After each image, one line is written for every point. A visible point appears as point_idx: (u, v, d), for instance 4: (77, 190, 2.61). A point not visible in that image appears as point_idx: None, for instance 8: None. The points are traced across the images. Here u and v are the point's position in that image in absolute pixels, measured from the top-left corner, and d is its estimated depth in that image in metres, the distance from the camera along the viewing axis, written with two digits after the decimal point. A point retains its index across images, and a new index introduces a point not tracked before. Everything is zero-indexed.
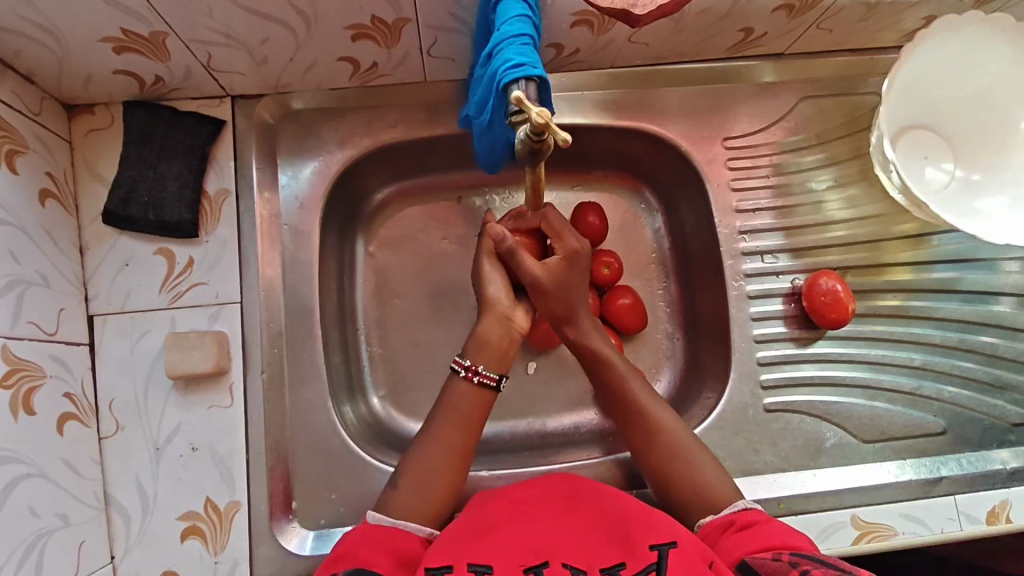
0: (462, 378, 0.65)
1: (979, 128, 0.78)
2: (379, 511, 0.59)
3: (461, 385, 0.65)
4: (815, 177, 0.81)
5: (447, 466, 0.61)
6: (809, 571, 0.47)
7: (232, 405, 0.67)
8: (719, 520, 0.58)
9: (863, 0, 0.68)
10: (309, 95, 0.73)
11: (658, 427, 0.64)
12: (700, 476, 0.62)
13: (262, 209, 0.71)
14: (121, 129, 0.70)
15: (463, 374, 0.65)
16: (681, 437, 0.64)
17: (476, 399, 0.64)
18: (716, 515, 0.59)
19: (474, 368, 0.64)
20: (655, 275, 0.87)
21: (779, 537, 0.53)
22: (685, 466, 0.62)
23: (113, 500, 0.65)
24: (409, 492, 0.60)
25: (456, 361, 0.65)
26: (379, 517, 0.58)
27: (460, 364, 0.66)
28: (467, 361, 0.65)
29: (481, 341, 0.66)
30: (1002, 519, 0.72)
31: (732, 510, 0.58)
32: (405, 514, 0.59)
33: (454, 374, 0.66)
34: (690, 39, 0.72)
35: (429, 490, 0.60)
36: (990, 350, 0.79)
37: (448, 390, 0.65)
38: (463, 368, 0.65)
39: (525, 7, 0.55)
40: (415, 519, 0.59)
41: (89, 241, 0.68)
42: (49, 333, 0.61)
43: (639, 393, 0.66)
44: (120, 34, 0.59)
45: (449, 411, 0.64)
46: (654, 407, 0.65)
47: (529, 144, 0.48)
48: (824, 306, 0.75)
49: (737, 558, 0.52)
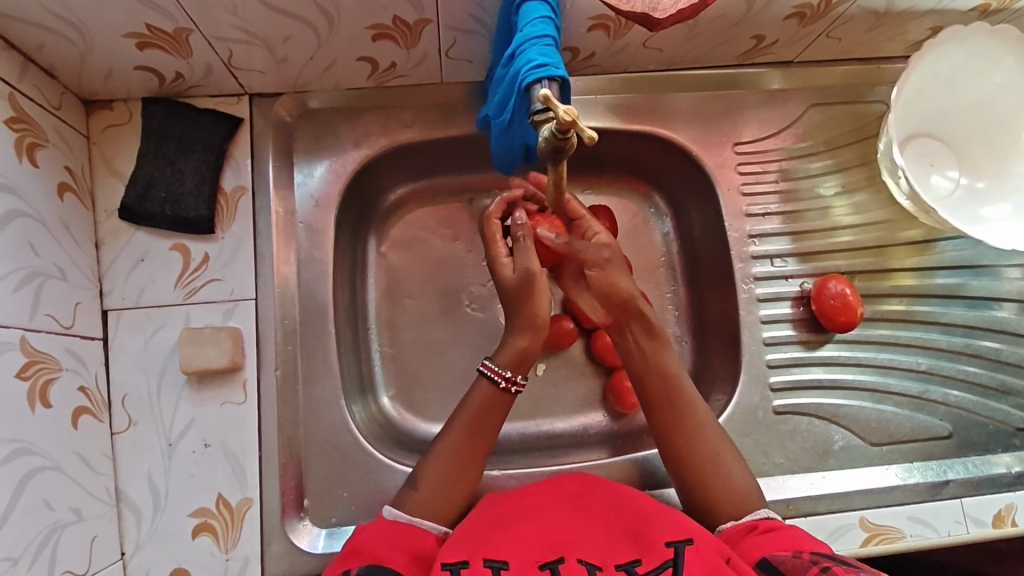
0: (499, 388, 0.64)
1: (982, 137, 0.80)
2: (397, 508, 0.59)
3: (490, 390, 0.64)
4: (823, 183, 0.82)
5: (467, 474, 0.61)
6: (829, 567, 0.48)
7: (246, 402, 0.67)
8: (739, 526, 0.58)
9: (872, 10, 0.70)
10: (326, 95, 0.74)
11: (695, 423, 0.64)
12: (725, 476, 0.62)
13: (278, 206, 0.72)
14: (139, 124, 0.70)
15: (502, 384, 0.64)
16: (714, 436, 0.64)
17: (500, 406, 0.64)
18: (739, 519, 0.59)
19: (514, 382, 0.64)
20: (663, 278, 0.88)
21: (803, 541, 0.54)
22: (712, 465, 0.62)
23: (124, 496, 0.64)
24: (430, 490, 0.60)
25: (499, 372, 0.63)
26: (396, 513, 0.58)
27: (499, 373, 0.64)
28: (507, 372, 0.64)
29: (518, 353, 0.65)
30: (1008, 522, 0.73)
31: (755, 516, 0.59)
32: (425, 513, 0.59)
33: (489, 381, 0.64)
34: (703, 46, 0.73)
35: (449, 490, 0.60)
36: (995, 355, 0.80)
37: (473, 390, 0.65)
38: (502, 379, 0.64)
39: (547, 9, 0.56)
40: (434, 516, 0.59)
41: (104, 236, 0.68)
42: (65, 326, 0.61)
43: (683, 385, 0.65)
44: (145, 31, 0.59)
45: (473, 413, 0.63)
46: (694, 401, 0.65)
47: (553, 142, 0.49)
48: (834, 309, 0.76)
49: (758, 557, 0.53)
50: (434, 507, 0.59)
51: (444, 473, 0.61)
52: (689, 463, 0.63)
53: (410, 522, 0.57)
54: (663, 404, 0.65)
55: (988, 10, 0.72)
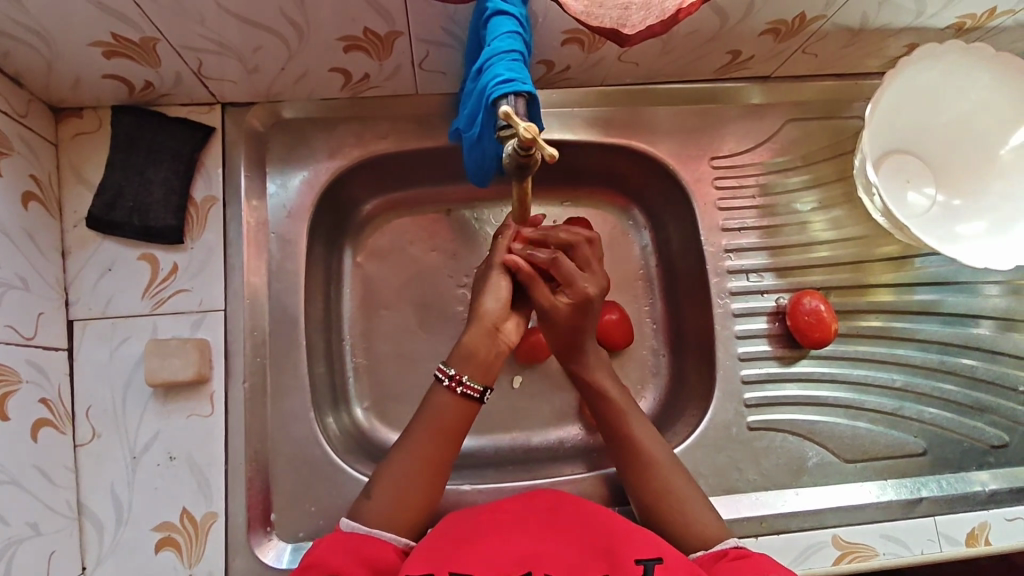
0: (445, 387, 0.63)
1: (958, 154, 0.80)
2: (354, 518, 0.58)
3: (443, 394, 0.63)
4: (800, 199, 0.82)
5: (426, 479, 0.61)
6: None
7: (213, 414, 0.66)
8: (712, 553, 0.58)
9: (847, 27, 0.70)
10: (300, 105, 0.73)
11: (647, 461, 0.65)
12: (660, 476, 0.64)
13: (250, 217, 0.71)
14: (108, 133, 0.69)
15: (446, 384, 0.63)
16: (666, 468, 0.64)
17: (454, 407, 0.63)
18: (710, 549, 0.59)
19: (458, 379, 0.63)
20: (641, 291, 0.87)
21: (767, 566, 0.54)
22: (650, 467, 0.64)
23: (86, 510, 0.63)
24: (383, 493, 0.59)
25: (440, 369, 0.63)
26: (354, 526, 0.57)
27: (443, 372, 0.63)
28: (451, 371, 0.63)
29: (465, 352, 0.64)
30: (981, 541, 0.73)
31: (726, 545, 0.59)
32: (384, 517, 0.58)
33: (438, 382, 0.64)
34: (680, 59, 0.73)
35: (408, 488, 0.60)
36: (970, 372, 0.80)
37: (430, 396, 0.64)
38: (447, 378, 0.63)
39: (516, 24, 0.56)
40: (391, 527, 0.58)
41: (71, 245, 0.67)
42: (27, 337, 0.60)
43: (636, 422, 0.67)
44: (111, 39, 0.59)
45: (429, 415, 0.62)
46: (646, 440, 0.66)
47: (516, 159, 0.48)
48: (808, 325, 0.76)
49: None
50: (391, 508, 0.59)
51: (399, 480, 0.60)
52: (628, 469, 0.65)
53: (366, 534, 0.57)
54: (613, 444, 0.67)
55: (963, 28, 0.72)
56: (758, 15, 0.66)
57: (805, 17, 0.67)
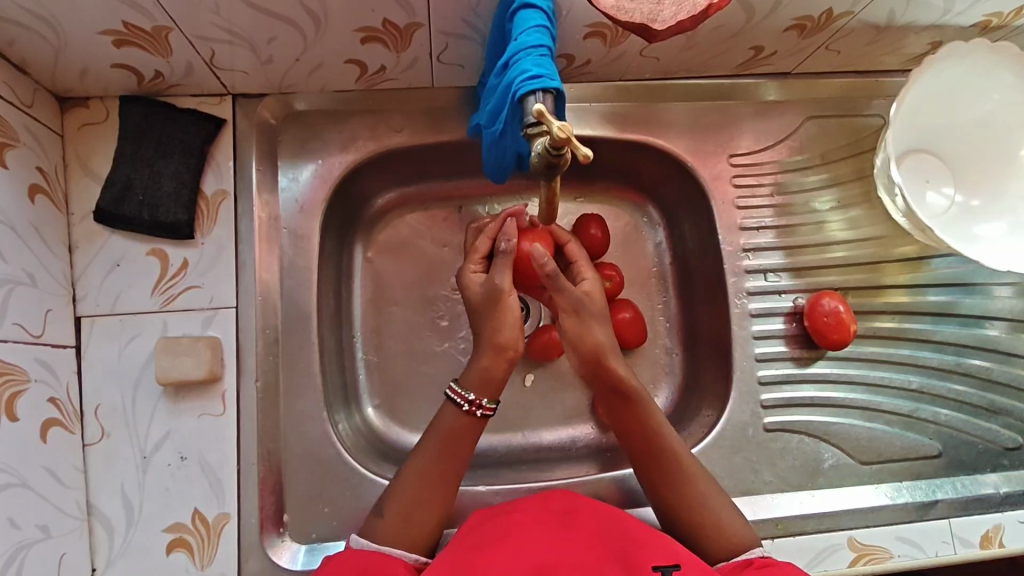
0: (463, 411, 0.62)
1: (977, 154, 0.79)
2: (365, 537, 0.58)
3: (461, 417, 0.62)
4: (818, 198, 0.81)
5: (440, 501, 0.60)
6: None
7: (225, 414, 0.65)
8: (732, 565, 0.57)
9: (872, 23, 0.68)
10: (312, 97, 0.71)
11: (702, 500, 0.62)
12: (698, 495, 0.62)
13: (261, 211, 0.69)
14: (116, 124, 0.67)
15: (466, 408, 0.62)
16: (722, 511, 0.62)
17: (472, 430, 0.62)
18: (732, 560, 0.58)
19: (479, 404, 0.62)
20: (654, 289, 0.86)
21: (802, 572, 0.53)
22: (685, 481, 0.63)
23: (96, 510, 0.62)
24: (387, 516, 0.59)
25: (459, 394, 0.62)
26: (364, 543, 0.57)
27: (461, 396, 0.62)
28: (470, 395, 0.62)
29: (482, 375, 0.62)
30: (995, 543, 0.73)
31: (751, 556, 0.58)
32: (395, 539, 0.58)
33: (453, 405, 0.62)
34: (703, 55, 0.72)
35: (412, 515, 0.59)
36: (985, 374, 0.80)
37: (445, 418, 0.63)
38: (466, 402, 0.62)
39: (543, 18, 0.54)
40: (401, 545, 0.58)
41: (78, 239, 0.65)
42: (35, 335, 0.59)
43: (689, 460, 0.64)
44: (122, 28, 0.57)
45: (443, 439, 0.62)
46: (702, 479, 0.63)
47: (547, 158, 0.47)
48: (827, 326, 0.76)
49: None
50: (400, 526, 0.58)
51: (411, 495, 0.59)
52: (658, 480, 0.63)
53: (380, 551, 0.56)
54: (659, 465, 0.64)
55: (988, 27, 0.72)
56: (784, 11, 0.64)
57: (831, 14, 0.65)
